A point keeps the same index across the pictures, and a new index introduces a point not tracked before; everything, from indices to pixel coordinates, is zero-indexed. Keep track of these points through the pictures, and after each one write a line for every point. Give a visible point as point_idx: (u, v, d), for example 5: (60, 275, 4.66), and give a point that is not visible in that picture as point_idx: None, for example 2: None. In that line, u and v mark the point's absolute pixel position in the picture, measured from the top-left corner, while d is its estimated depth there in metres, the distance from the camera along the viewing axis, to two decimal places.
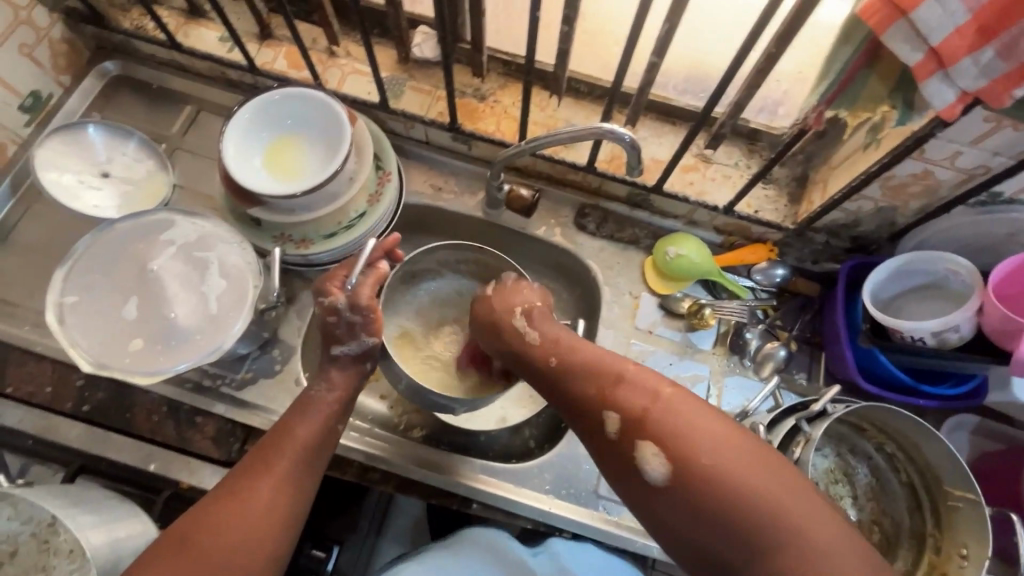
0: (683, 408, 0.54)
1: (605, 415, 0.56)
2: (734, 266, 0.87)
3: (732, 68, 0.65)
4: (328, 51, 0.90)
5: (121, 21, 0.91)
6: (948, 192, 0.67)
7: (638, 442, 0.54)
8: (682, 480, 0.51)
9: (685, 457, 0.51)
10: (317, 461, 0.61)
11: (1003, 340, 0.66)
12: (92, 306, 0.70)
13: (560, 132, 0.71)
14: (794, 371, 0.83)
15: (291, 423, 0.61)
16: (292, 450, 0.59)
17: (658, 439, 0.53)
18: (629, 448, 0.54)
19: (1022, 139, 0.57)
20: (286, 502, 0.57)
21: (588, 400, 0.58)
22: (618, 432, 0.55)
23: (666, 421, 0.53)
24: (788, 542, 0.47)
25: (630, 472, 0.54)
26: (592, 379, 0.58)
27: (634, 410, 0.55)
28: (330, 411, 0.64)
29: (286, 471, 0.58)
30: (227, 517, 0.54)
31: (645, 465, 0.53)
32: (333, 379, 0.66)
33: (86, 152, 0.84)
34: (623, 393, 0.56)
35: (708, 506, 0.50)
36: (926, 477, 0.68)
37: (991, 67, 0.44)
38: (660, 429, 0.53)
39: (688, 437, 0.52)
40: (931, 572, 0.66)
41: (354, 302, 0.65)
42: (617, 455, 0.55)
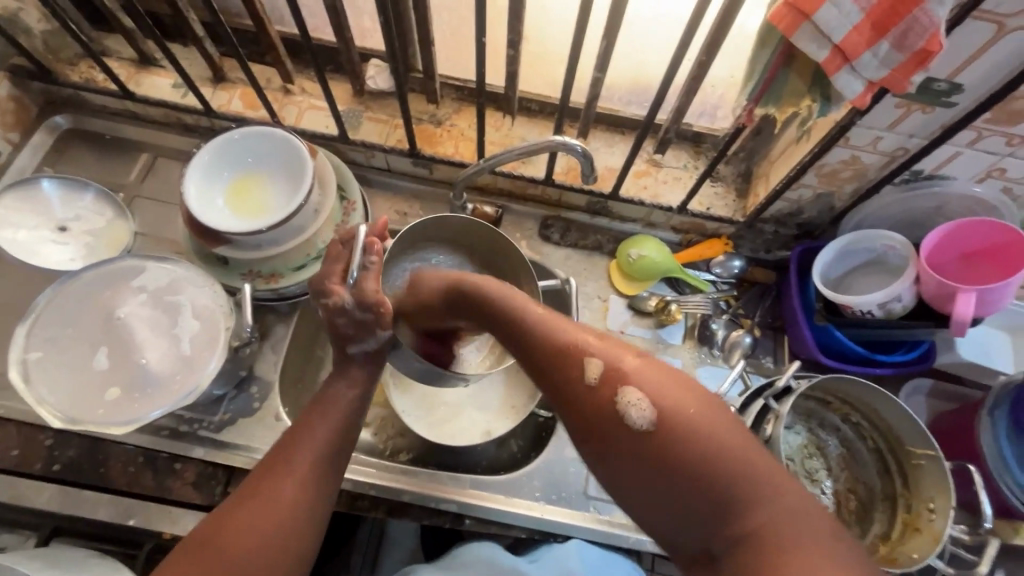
0: (656, 376, 0.43)
1: (584, 364, 0.45)
2: (694, 262, 0.91)
3: (668, 76, 0.70)
4: (283, 89, 0.92)
5: (70, 75, 0.91)
6: (874, 174, 0.73)
7: (621, 387, 0.42)
8: (670, 436, 0.40)
9: (674, 406, 0.41)
10: (337, 459, 0.59)
11: (940, 304, 0.71)
12: (59, 360, 0.69)
13: (515, 147, 0.75)
14: (761, 356, 0.87)
15: (308, 418, 0.60)
16: (307, 449, 0.57)
17: (643, 383, 0.42)
18: (605, 397, 0.43)
19: (930, 121, 0.64)
20: (307, 497, 0.55)
21: (560, 347, 0.46)
22: (597, 377, 0.44)
23: (650, 372, 0.43)
24: (781, 509, 0.38)
25: (603, 424, 0.42)
26: (552, 339, 0.47)
27: (620, 354, 0.44)
28: (349, 405, 0.62)
29: (305, 466, 0.56)
30: (247, 518, 0.52)
31: (629, 410, 0.41)
32: (352, 376, 0.64)
33: (42, 207, 0.83)
34: (597, 344, 0.46)
35: (699, 465, 0.39)
36: (890, 440, 0.73)
37: (889, 58, 0.49)
38: (643, 376, 0.43)
39: (674, 385, 0.42)
40: (906, 530, 0.69)
41: (361, 299, 0.62)
42: (588, 405, 0.43)
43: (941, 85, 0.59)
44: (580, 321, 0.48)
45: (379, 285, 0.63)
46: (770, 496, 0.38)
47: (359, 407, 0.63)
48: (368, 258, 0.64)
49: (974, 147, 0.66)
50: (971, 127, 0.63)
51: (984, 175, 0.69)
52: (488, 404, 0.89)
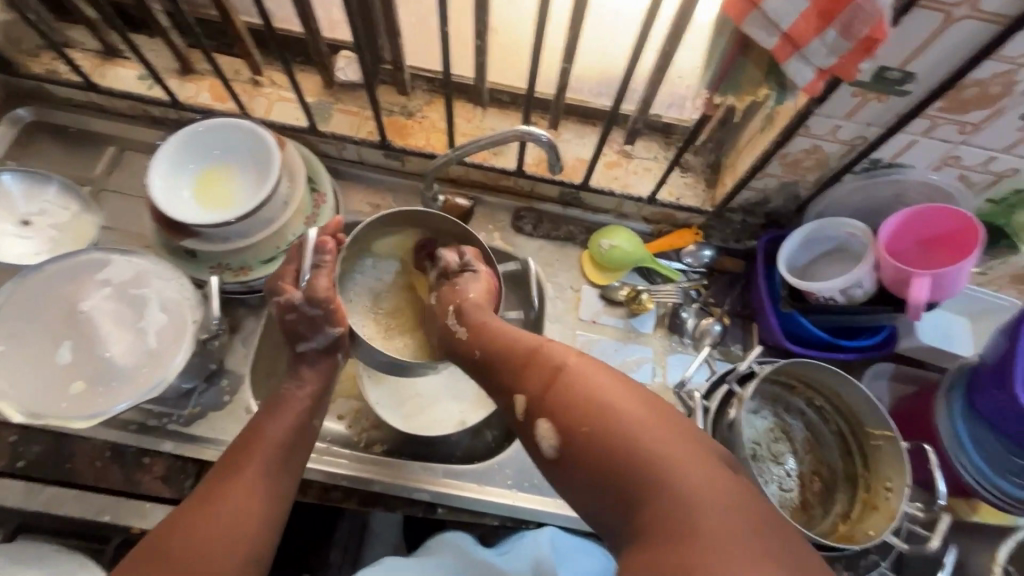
0: (583, 382, 0.54)
1: (515, 398, 0.58)
2: (665, 252, 0.92)
3: (633, 66, 0.71)
4: (251, 81, 0.92)
5: (32, 67, 0.89)
6: (836, 162, 0.75)
7: (539, 418, 0.55)
8: (571, 450, 0.52)
9: (569, 425, 0.53)
10: (293, 460, 0.63)
11: (897, 289, 0.73)
12: (20, 354, 0.68)
13: (483, 138, 0.75)
14: (730, 343, 0.89)
15: (264, 421, 0.63)
16: (269, 446, 0.61)
17: (552, 411, 0.54)
18: (529, 424, 0.56)
19: (885, 110, 0.65)
20: (265, 497, 0.58)
21: (513, 368, 0.60)
22: (524, 407, 0.57)
23: (563, 395, 0.54)
24: (666, 493, 0.47)
25: (533, 447, 0.56)
26: (504, 367, 0.61)
27: (538, 386, 0.56)
28: (304, 408, 0.66)
29: (266, 464, 0.60)
30: (212, 512, 0.55)
31: (541, 439, 0.54)
32: (302, 376, 0.68)
33: (5, 200, 0.82)
34: (532, 369, 0.58)
35: (598, 464, 0.50)
36: (852, 422, 0.74)
37: (837, 46, 0.50)
38: (555, 403, 0.55)
39: (581, 401, 0.53)
40: (865, 509, 0.71)
41: (311, 296, 0.67)
42: (525, 429, 0.57)
43: (893, 74, 0.61)
44: (528, 343, 0.61)
45: (330, 283, 0.68)
46: (656, 482, 0.47)
47: (314, 407, 0.67)
48: (320, 258, 0.69)
49: (929, 135, 0.67)
50: (925, 115, 0.64)
51: (940, 163, 0.71)
52: (462, 394, 0.89)
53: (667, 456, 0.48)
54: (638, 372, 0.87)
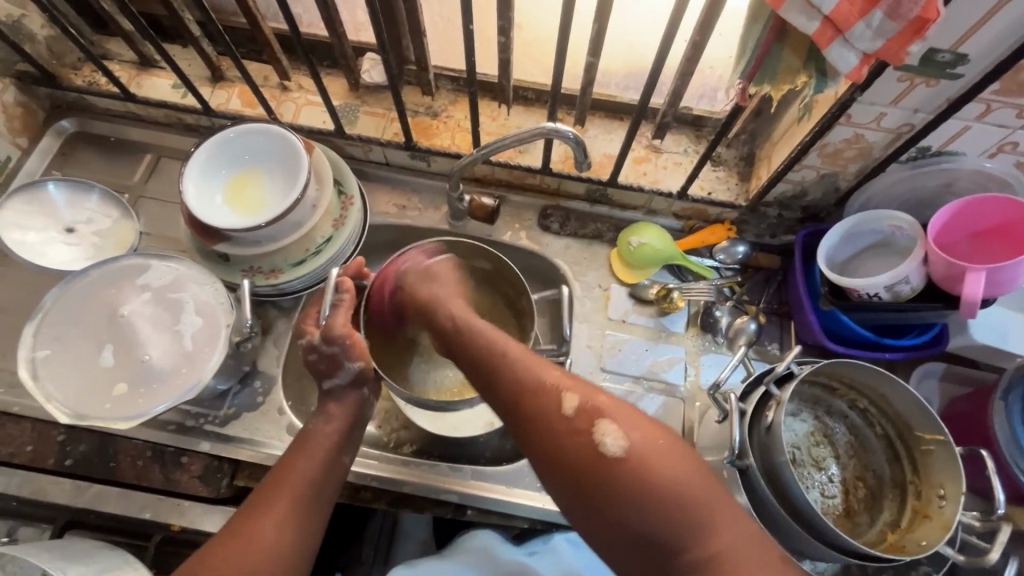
0: (628, 408, 0.53)
1: (560, 401, 0.53)
2: (697, 249, 0.89)
3: (661, 58, 0.68)
4: (280, 86, 0.93)
5: (73, 79, 0.92)
6: (880, 152, 0.71)
7: (598, 420, 0.51)
8: (636, 460, 0.49)
9: (644, 440, 0.50)
10: (323, 495, 0.63)
11: (950, 285, 0.69)
12: (66, 357, 0.70)
13: (509, 136, 0.74)
14: (767, 342, 0.86)
15: (293, 459, 0.64)
16: (300, 484, 0.62)
17: (616, 418, 0.51)
18: (580, 430, 0.52)
19: (935, 94, 0.61)
20: (293, 538, 0.59)
21: (539, 386, 0.55)
22: (577, 411, 0.52)
23: (621, 412, 0.52)
24: (714, 536, 0.48)
25: (582, 451, 0.51)
26: (535, 377, 0.56)
27: (591, 392, 0.54)
28: (332, 444, 0.66)
29: (295, 508, 0.60)
30: (233, 553, 0.56)
31: (605, 439, 0.50)
32: (330, 412, 0.68)
33: (50, 209, 0.85)
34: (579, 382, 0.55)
35: (655, 486, 0.49)
36: (899, 426, 0.71)
37: (883, 28, 0.47)
38: (616, 414, 0.52)
39: (639, 423, 0.51)
40: (916, 518, 0.67)
41: (328, 334, 0.67)
42: (565, 438, 0.52)
43: (944, 56, 0.57)
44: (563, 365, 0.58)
45: (348, 320, 0.68)
46: (715, 524, 0.48)
47: (341, 446, 0.66)
48: (338, 297, 0.70)
49: (983, 120, 0.63)
50: (979, 99, 0.60)
51: (995, 150, 0.67)
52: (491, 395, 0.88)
53: (721, 501, 0.49)
54: (670, 372, 0.85)
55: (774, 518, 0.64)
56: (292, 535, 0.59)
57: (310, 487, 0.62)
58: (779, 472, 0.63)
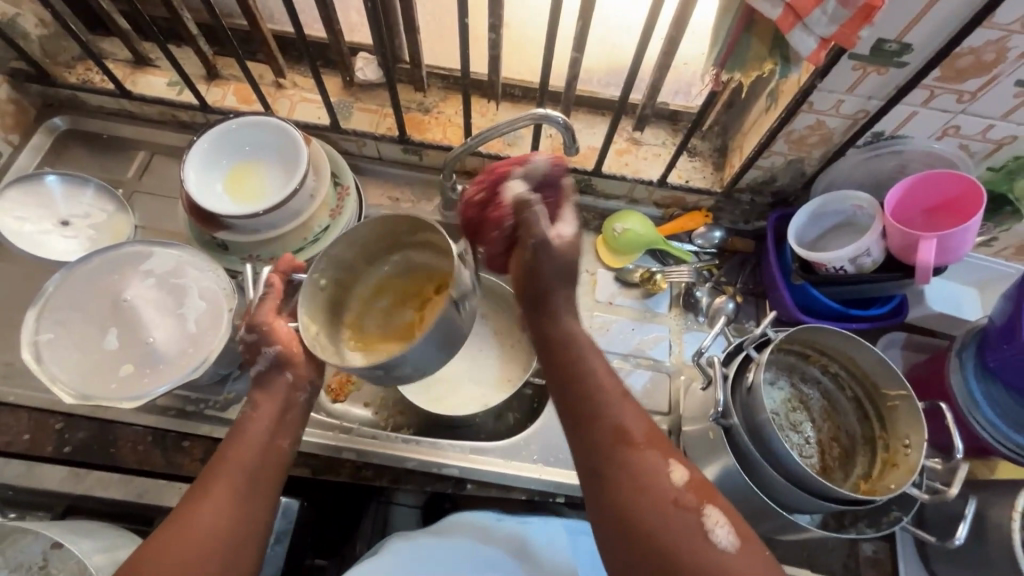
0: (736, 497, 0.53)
1: (670, 470, 0.53)
2: (676, 234, 0.95)
3: (642, 52, 0.74)
4: (275, 84, 0.96)
5: (67, 77, 0.94)
6: (840, 137, 0.78)
7: (706, 507, 0.51)
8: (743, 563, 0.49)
9: (752, 544, 0.50)
10: (263, 479, 0.60)
11: (906, 254, 0.76)
12: (69, 341, 0.71)
13: (498, 126, 0.77)
14: (744, 320, 0.91)
15: (228, 446, 0.61)
16: (234, 474, 0.58)
17: (722, 507, 0.51)
18: (681, 508, 0.51)
19: (886, 82, 0.68)
20: (233, 527, 0.56)
21: (638, 441, 0.55)
22: (682, 486, 0.52)
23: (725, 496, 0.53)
24: None
25: (678, 532, 0.50)
26: (637, 430, 0.55)
27: (694, 470, 0.54)
28: (268, 428, 0.63)
29: (230, 495, 0.57)
30: (178, 540, 0.53)
31: (714, 533, 0.49)
32: (259, 401, 0.65)
33: (45, 202, 0.86)
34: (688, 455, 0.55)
35: None
36: (867, 386, 0.76)
37: (837, 15, 0.54)
38: (724, 505, 0.52)
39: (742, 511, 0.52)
40: (886, 468, 0.72)
41: (253, 320, 0.67)
42: (671, 513, 0.51)
43: (892, 46, 0.64)
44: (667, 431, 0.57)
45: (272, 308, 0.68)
46: None
47: (277, 432, 0.64)
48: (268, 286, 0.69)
49: (928, 106, 0.71)
50: (923, 85, 0.68)
51: (941, 133, 0.74)
52: (487, 377, 0.92)
53: None
54: (655, 349, 0.90)
55: (757, 471, 0.68)
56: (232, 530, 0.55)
57: (244, 476, 0.59)
58: (761, 429, 0.68)
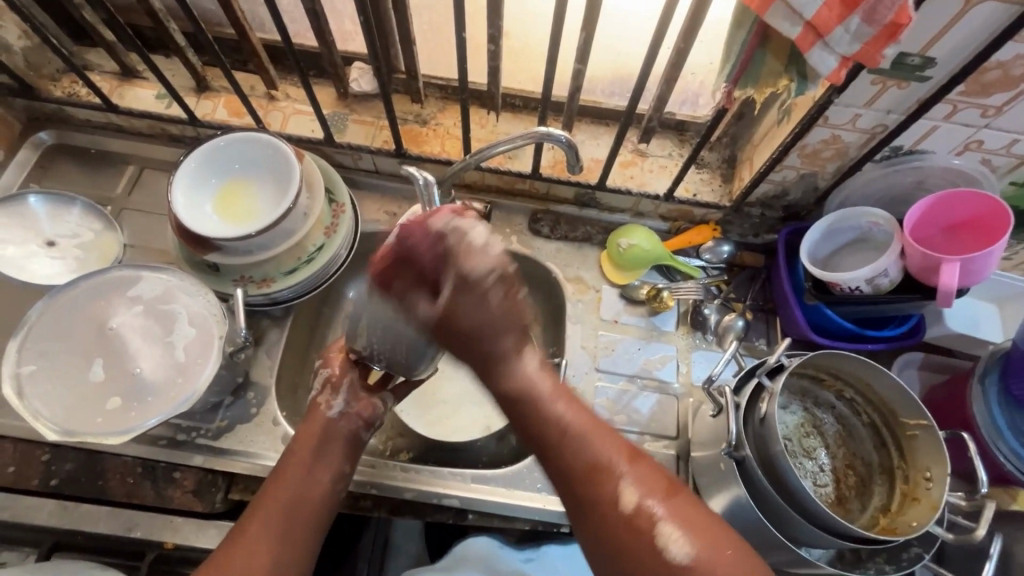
0: (684, 507, 0.52)
1: (618, 488, 0.52)
2: (684, 249, 0.92)
3: (648, 65, 0.70)
4: (267, 96, 0.93)
5: (52, 91, 0.91)
6: (857, 151, 0.74)
7: (659, 523, 0.50)
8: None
9: (712, 555, 0.49)
10: (314, 497, 0.63)
11: (926, 276, 0.72)
12: (52, 372, 0.68)
13: (500, 141, 0.74)
14: (754, 338, 0.88)
15: (282, 466, 0.65)
16: (276, 504, 0.61)
17: (676, 520, 0.50)
18: (642, 526, 0.50)
19: (907, 96, 0.65)
20: (288, 540, 0.60)
21: (588, 468, 0.54)
22: (631, 504, 0.51)
23: (681, 508, 0.51)
24: None
25: (645, 553, 0.49)
26: (583, 457, 0.54)
27: (645, 481, 0.52)
28: (314, 447, 0.66)
29: (283, 512, 0.61)
30: (236, 556, 0.57)
31: (670, 545, 0.49)
32: (307, 424, 0.68)
33: (30, 222, 0.83)
34: (634, 469, 0.53)
35: None
36: (884, 413, 0.74)
37: (860, 32, 0.50)
38: (676, 519, 0.51)
39: (699, 520, 0.51)
40: (905, 501, 0.70)
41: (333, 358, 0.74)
42: (625, 536, 0.51)
43: (914, 59, 0.61)
44: (612, 439, 0.55)
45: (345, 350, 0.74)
46: None
47: (325, 452, 0.66)
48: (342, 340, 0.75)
49: (950, 120, 0.67)
50: (946, 100, 0.64)
51: (963, 147, 0.71)
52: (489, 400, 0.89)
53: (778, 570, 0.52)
54: (662, 370, 0.87)
55: (772, 506, 0.65)
56: (270, 555, 0.58)
57: (284, 505, 0.61)
58: (775, 462, 0.65)
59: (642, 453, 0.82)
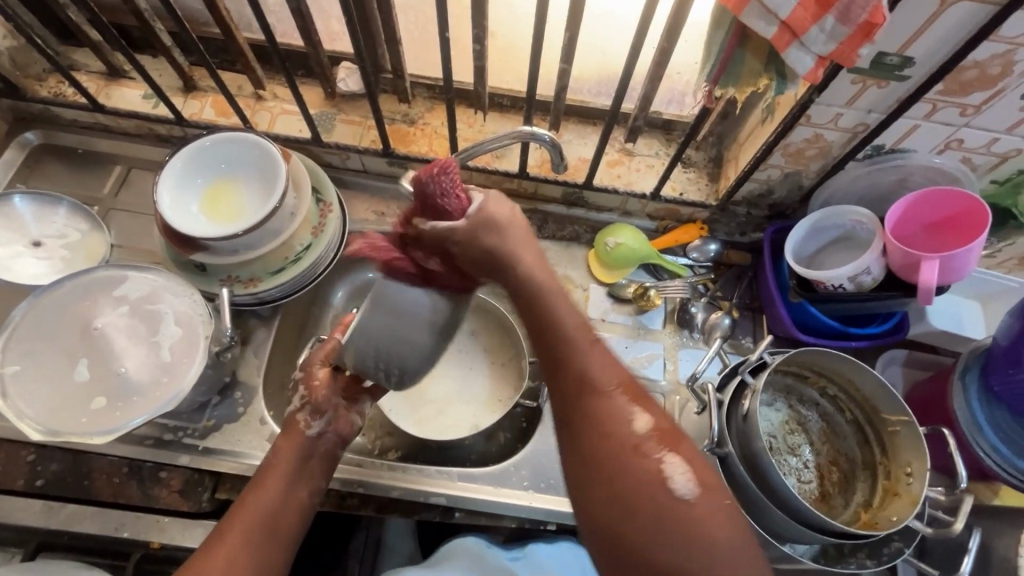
0: (698, 455, 0.47)
1: (631, 415, 0.49)
2: (671, 248, 0.92)
3: (632, 64, 0.71)
4: (254, 95, 0.93)
5: (39, 91, 0.90)
6: (839, 150, 0.75)
7: (666, 451, 0.47)
8: (700, 508, 0.45)
9: (711, 490, 0.46)
10: (293, 510, 0.62)
11: (907, 274, 0.73)
12: (37, 373, 0.68)
13: (486, 140, 0.72)
14: (740, 336, 0.89)
15: (261, 478, 0.63)
16: (257, 514, 0.59)
17: (687, 456, 0.47)
18: (645, 452, 0.47)
19: (886, 95, 0.65)
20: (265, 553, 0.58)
21: (602, 386, 0.50)
22: (646, 429, 0.48)
23: (695, 451, 0.48)
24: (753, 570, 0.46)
25: (638, 476, 0.46)
26: (591, 377, 0.50)
27: (663, 414, 0.49)
28: (294, 461, 0.65)
29: (261, 523, 0.59)
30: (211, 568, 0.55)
31: (674, 475, 0.46)
32: (284, 442, 0.67)
33: (16, 222, 0.83)
34: (654, 401, 0.50)
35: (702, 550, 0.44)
36: (867, 410, 0.74)
37: (835, 32, 0.51)
38: (691, 453, 0.47)
39: (709, 470, 0.47)
40: (887, 496, 0.70)
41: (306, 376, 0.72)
42: (618, 450, 0.47)
43: (892, 59, 0.61)
44: (621, 368, 0.52)
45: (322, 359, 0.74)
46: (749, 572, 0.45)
47: (303, 467, 0.65)
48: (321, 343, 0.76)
49: (930, 119, 0.68)
50: (925, 99, 0.65)
51: (943, 146, 0.71)
52: (477, 399, 0.89)
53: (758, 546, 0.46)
54: (650, 368, 0.87)
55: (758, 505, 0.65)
56: (251, 566, 0.57)
57: (268, 514, 0.60)
58: (758, 459, 0.65)
59: None
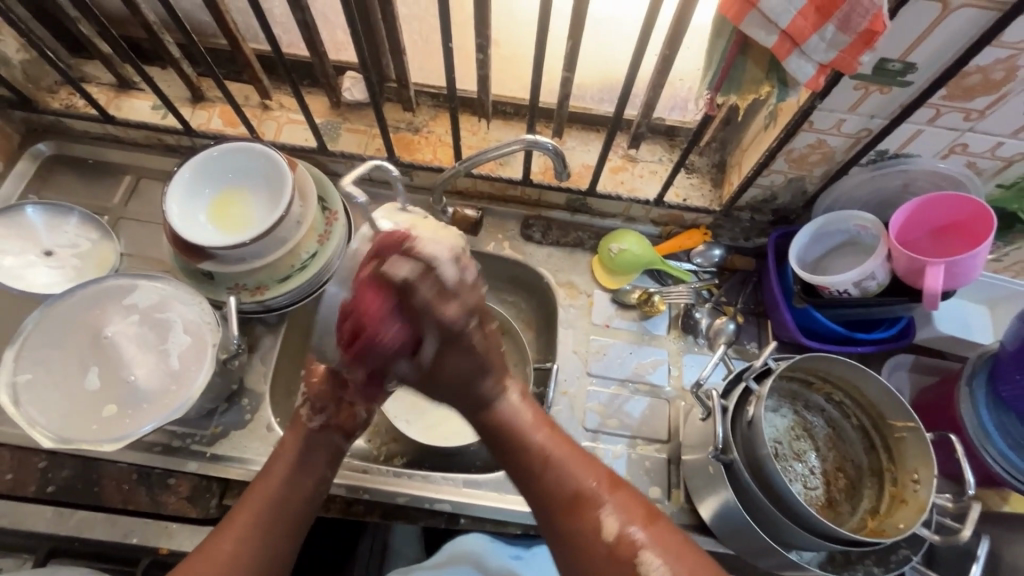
0: (665, 538, 0.56)
1: (600, 518, 0.57)
2: (675, 253, 0.92)
3: (634, 73, 0.71)
4: (261, 105, 0.94)
5: (50, 103, 0.92)
6: (842, 155, 0.75)
7: (640, 549, 0.55)
8: None
9: (683, 574, 0.54)
10: (296, 500, 0.64)
11: (912, 279, 0.73)
12: (48, 380, 0.69)
13: (490, 149, 0.75)
14: (745, 341, 0.89)
15: (267, 469, 0.65)
16: (264, 500, 0.63)
17: (655, 547, 0.55)
18: (621, 550, 0.56)
19: (889, 101, 0.65)
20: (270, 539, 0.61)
21: (572, 499, 0.59)
22: (614, 533, 0.56)
23: (660, 535, 0.56)
24: None
25: (618, 573, 0.55)
26: (564, 488, 0.59)
27: (624, 510, 0.57)
28: (297, 453, 0.66)
29: (265, 510, 0.62)
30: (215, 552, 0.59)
31: (646, 566, 0.54)
32: (288, 438, 0.68)
33: (28, 232, 0.84)
34: (615, 497, 0.58)
35: None
36: (873, 416, 0.74)
37: (835, 40, 0.51)
38: (655, 542, 0.55)
39: (677, 548, 0.55)
40: (894, 503, 0.70)
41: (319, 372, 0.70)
42: (601, 555, 0.56)
43: (894, 65, 0.61)
44: (591, 470, 0.61)
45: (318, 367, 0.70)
46: None
47: (309, 457, 0.66)
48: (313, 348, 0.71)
49: (934, 124, 0.67)
50: (929, 104, 0.65)
51: (948, 151, 0.71)
52: None
53: None
54: (654, 374, 0.87)
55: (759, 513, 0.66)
56: (256, 553, 0.60)
57: (266, 510, 0.62)
58: (763, 466, 0.65)
59: (634, 457, 0.82)
